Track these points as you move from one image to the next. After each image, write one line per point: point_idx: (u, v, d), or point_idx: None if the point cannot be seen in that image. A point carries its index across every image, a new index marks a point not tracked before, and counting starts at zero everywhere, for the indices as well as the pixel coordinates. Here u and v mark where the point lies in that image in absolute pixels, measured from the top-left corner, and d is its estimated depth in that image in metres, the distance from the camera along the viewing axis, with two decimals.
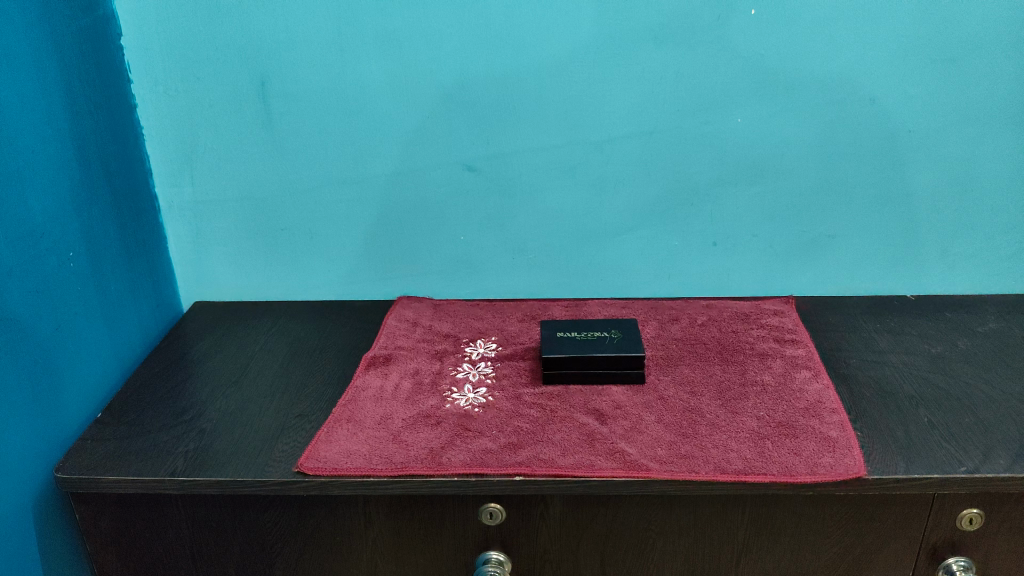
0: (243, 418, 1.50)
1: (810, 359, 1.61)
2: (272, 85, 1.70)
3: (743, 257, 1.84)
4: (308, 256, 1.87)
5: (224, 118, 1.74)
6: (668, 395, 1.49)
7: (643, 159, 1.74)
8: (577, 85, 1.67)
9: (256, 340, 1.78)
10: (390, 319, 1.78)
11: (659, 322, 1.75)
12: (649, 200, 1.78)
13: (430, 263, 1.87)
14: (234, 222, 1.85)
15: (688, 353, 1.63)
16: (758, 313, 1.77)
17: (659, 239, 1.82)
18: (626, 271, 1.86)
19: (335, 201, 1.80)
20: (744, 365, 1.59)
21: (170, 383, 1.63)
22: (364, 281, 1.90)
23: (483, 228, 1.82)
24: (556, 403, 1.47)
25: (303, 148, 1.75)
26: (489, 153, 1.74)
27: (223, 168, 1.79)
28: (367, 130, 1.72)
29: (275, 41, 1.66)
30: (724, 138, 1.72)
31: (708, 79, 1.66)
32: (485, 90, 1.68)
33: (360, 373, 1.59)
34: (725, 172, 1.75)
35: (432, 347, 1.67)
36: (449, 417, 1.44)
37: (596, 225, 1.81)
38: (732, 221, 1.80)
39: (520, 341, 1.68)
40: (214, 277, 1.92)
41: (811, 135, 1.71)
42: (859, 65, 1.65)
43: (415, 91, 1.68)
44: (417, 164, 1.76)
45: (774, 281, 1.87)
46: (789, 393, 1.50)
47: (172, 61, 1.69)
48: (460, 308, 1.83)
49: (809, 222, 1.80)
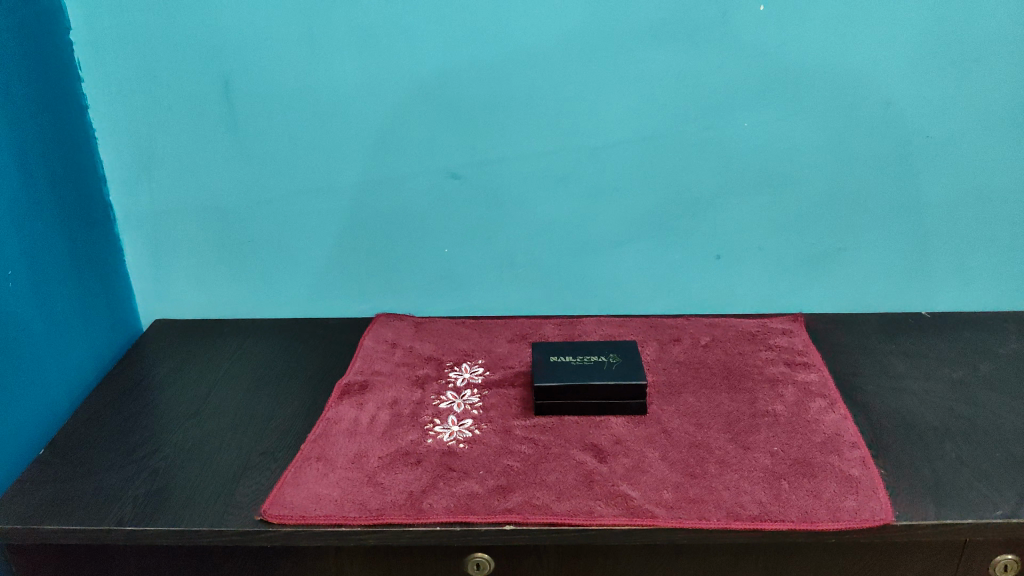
0: (202, 455, 1.35)
1: (824, 385, 1.48)
2: (236, 85, 1.54)
3: (749, 271, 1.71)
4: (278, 270, 1.72)
5: (184, 120, 1.58)
6: (673, 428, 1.35)
7: (642, 166, 1.59)
8: (570, 86, 1.52)
9: (221, 364, 1.62)
10: (366, 341, 1.63)
11: (659, 343, 1.61)
12: (647, 211, 1.64)
13: (411, 277, 1.72)
14: (197, 234, 1.69)
15: (692, 378, 1.50)
16: (766, 333, 1.64)
17: (659, 252, 1.68)
18: (623, 286, 1.72)
19: (307, 210, 1.65)
20: (753, 393, 1.46)
21: (122, 415, 1.47)
22: (339, 296, 1.75)
23: (468, 241, 1.68)
24: (550, 438, 1.33)
25: (270, 153, 1.60)
26: (476, 159, 1.59)
27: (184, 175, 1.63)
28: (342, 133, 1.57)
29: (239, 34, 1.50)
30: (730, 145, 1.57)
31: (713, 80, 1.51)
32: (470, 90, 1.53)
33: (333, 403, 1.44)
34: (731, 181, 1.61)
35: (413, 372, 1.52)
36: (431, 455, 1.29)
37: (590, 238, 1.67)
38: (738, 234, 1.66)
39: (509, 364, 1.54)
40: (176, 293, 1.76)
41: (822, 143, 1.57)
42: (878, 65, 1.50)
43: (393, 90, 1.53)
44: (398, 171, 1.61)
45: (781, 297, 1.74)
46: (803, 425, 1.37)
47: (125, 57, 1.52)
48: (444, 327, 1.68)
49: (819, 234, 1.66)
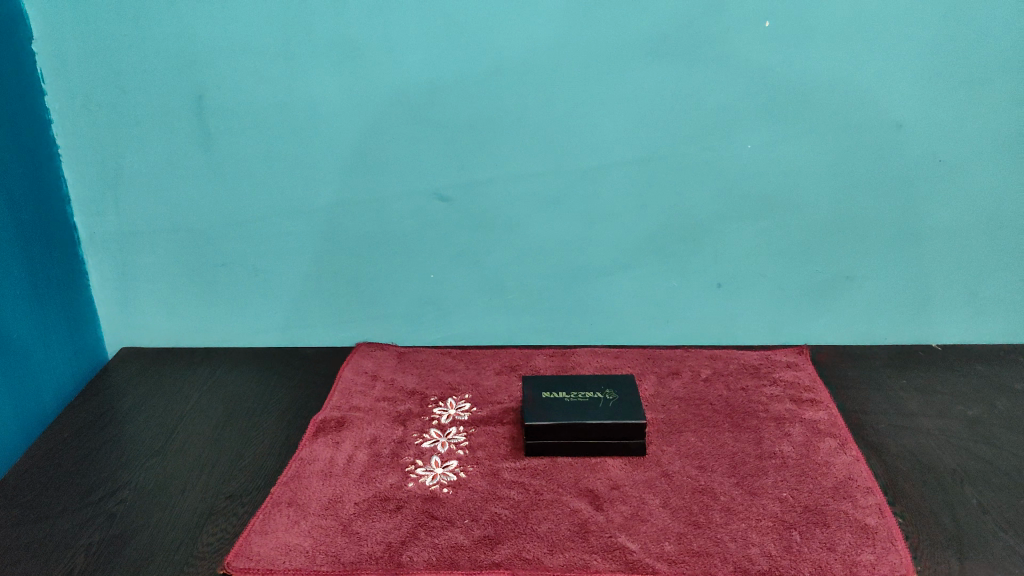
0: (163, 499, 1.23)
1: (833, 424, 1.39)
2: (209, 99, 1.44)
3: (751, 300, 1.62)
4: (254, 296, 1.62)
5: (154, 137, 1.48)
6: (674, 472, 1.26)
7: (639, 189, 1.51)
8: (563, 105, 1.43)
9: (189, 396, 1.52)
10: (345, 372, 1.53)
11: (658, 377, 1.52)
12: (645, 236, 1.55)
13: (395, 305, 1.63)
14: (167, 256, 1.59)
15: (693, 416, 1.40)
16: (770, 367, 1.56)
17: (656, 279, 1.59)
18: (618, 315, 1.63)
19: (285, 233, 1.55)
20: (758, 432, 1.36)
21: (79, 453, 1.36)
22: (318, 324, 1.65)
23: (456, 266, 1.58)
24: (542, 482, 1.23)
25: (246, 172, 1.50)
26: (464, 180, 1.50)
27: (154, 195, 1.53)
28: (322, 151, 1.48)
29: (212, 46, 1.40)
30: (732, 168, 1.49)
31: (715, 99, 1.43)
32: (457, 107, 1.44)
33: (307, 442, 1.33)
34: (732, 206, 1.52)
35: (395, 408, 1.42)
36: (412, 501, 1.19)
37: (584, 264, 1.58)
38: (739, 261, 1.58)
39: (498, 400, 1.44)
40: (145, 320, 1.66)
41: (829, 166, 1.49)
42: (887, 86, 1.42)
43: (376, 106, 1.44)
44: (381, 192, 1.51)
45: (784, 329, 1.66)
46: (813, 468, 1.28)
47: (90, 69, 1.42)
48: (429, 358, 1.59)
49: (824, 261, 1.58)
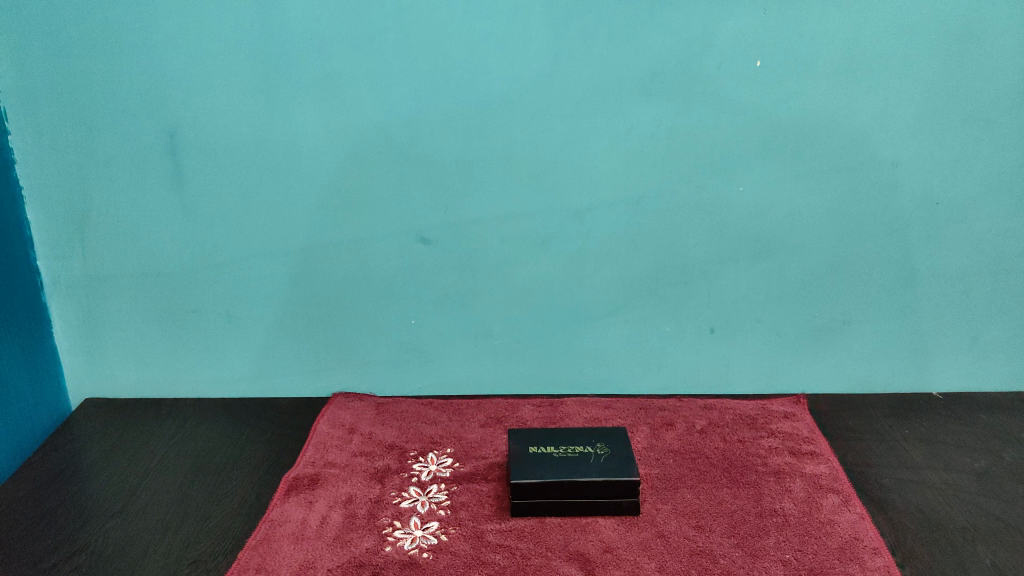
0: (119, 565, 1.13)
1: (835, 479, 1.32)
2: (183, 138, 1.38)
3: (746, 346, 1.56)
4: (226, 343, 1.54)
5: (124, 177, 1.41)
6: (670, 533, 1.18)
7: (629, 231, 1.46)
8: (551, 144, 1.39)
9: (154, 450, 1.42)
10: (321, 426, 1.45)
11: (650, 429, 1.45)
12: (636, 279, 1.49)
13: (374, 352, 1.55)
14: (136, 302, 1.51)
15: (688, 470, 1.33)
16: (767, 417, 1.49)
17: (647, 324, 1.54)
18: (608, 363, 1.57)
19: (261, 277, 1.48)
20: (758, 488, 1.29)
21: (32, 513, 1.25)
22: (293, 373, 1.57)
23: (439, 311, 1.52)
24: (529, 545, 1.14)
25: (220, 213, 1.44)
26: (448, 221, 1.44)
27: (123, 237, 1.46)
28: (300, 192, 1.42)
29: (186, 82, 1.34)
30: (725, 209, 1.44)
31: (707, 139, 1.39)
32: (442, 147, 1.38)
33: (279, 501, 1.24)
34: (725, 248, 1.47)
35: (373, 464, 1.33)
36: (389, 567, 1.10)
37: (573, 309, 1.52)
38: (733, 306, 1.52)
39: (482, 454, 1.36)
40: (110, 369, 1.57)
41: (824, 207, 1.45)
42: (882, 126, 1.39)
43: (356, 145, 1.38)
44: (362, 234, 1.45)
45: (779, 376, 1.59)
46: (816, 527, 1.21)
47: (58, 107, 1.36)
48: (410, 410, 1.51)
49: (821, 306, 1.53)
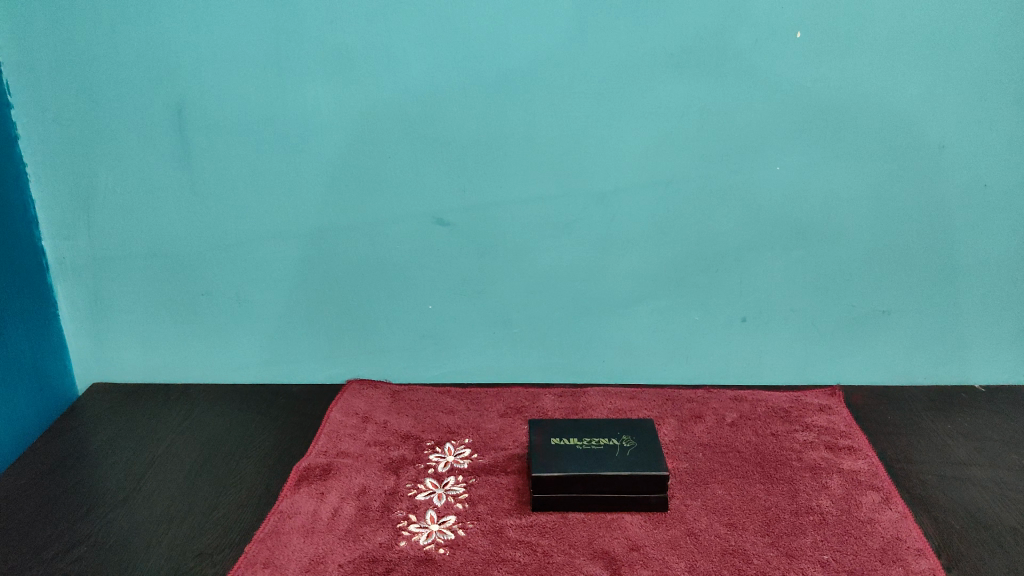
0: (123, 558, 1.08)
1: (875, 476, 1.25)
2: (191, 113, 1.33)
3: (778, 336, 1.49)
4: (236, 328, 1.49)
5: (130, 155, 1.36)
6: (701, 531, 1.11)
7: (658, 215, 1.38)
8: (577, 122, 1.31)
9: (162, 437, 1.37)
10: (334, 414, 1.39)
11: (678, 421, 1.38)
12: (664, 265, 1.42)
13: (390, 338, 1.49)
14: (143, 285, 1.46)
15: (719, 465, 1.26)
16: (801, 410, 1.42)
17: (675, 312, 1.46)
18: (633, 352, 1.50)
19: (272, 259, 1.43)
20: (793, 484, 1.22)
21: (35, 500, 1.21)
22: (306, 360, 1.52)
23: (457, 297, 1.45)
24: (551, 541, 1.08)
25: (229, 193, 1.38)
26: (467, 203, 1.37)
27: (129, 218, 1.41)
28: (313, 171, 1.36)
29: (194, 56, 1.29)
30: (760, 192, 1.37)
31: (741, 117, 1.31)
32: (461, 125, 1.32)
33: (289, 492, 1.19)
34: (759, 233, 1.40)
35: (387, 454, 1.28)
36: (403, 563, 1.04)
37: (597, 296, 1.45)
38: (766, 294, 1.45)
39: (502, 445, 1.30)
40: (118, 354, 1.52)
41: (865, 190, 1.37)
42: (929, 103, 1.31)
43: (371, 122, 1.32)
44: (377, 216, 1.39)
45: (813, 368, 1.52)
46: (856, 527, 1.14)
47: (63, 81, 1.31)
48: (426, 399, 1.45)
49: (859, 294, 1.45)
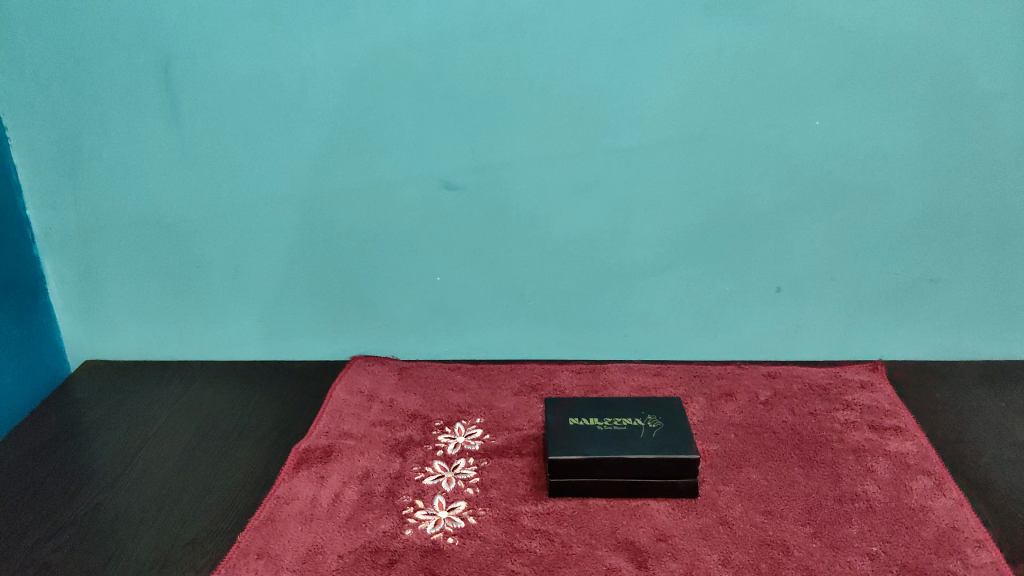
0: (105, 548, 0.99)
1: (925, 459, 1.14)
2: (179, 70, 1.23)
3: (815, 307, 1.37)
4: (235, 301, 1.40)
5: (116, 115, 1.27)
6: (735, 519, 1.01)
7: (685, 175, 1.27)
8: (596, 74, 1.20)
9: (155, 416, 1.29)
10: (338, 392, 1.30)
11: (707, 399, 1.28)
12: (691, 230, 1.31)
13: (397, 312, 1.40)
14: (135, 255, 1.38)
15: (753, 446, 1.16)
16: (841, 387, 1.31)
17: (703, 282, 1.35)
18: (658, 325, 1.40)
19: (270, 227, 1.34)
20: (835, 468, 1.11)
21: (18, 484, 1.13)
22: (309, 334, 1.43)
23: (468, 266, 1.35)
24: (571, 530, 0.99)
25: (222, 156, 1.29)
26: (478, 164, 1.27)
27: (117, 183, 1.32)
28: (312, 131, 1.26)
29: (180, 5, 1.19)
30: (798, 149, 1.25)
31: (779, 66, 1.19)
32: (471, 78, 1.21)
33: (287, 475, 1.10)
34: (795, 195, 1.28)
35: (393, 435, 1.19)
36: (408, 554, 0.95)
37: (618, 264, 1.34)
38: (802, 262, 1.33)
39: (516, 425, 1.20)
40: (111, 329, 1.44)
41: (913, 145, 1.24)
42: (988, 48, 1.18)
43: (372, 76, 1.21)
44: (380, 179, 1.29)
45: (853, 341, 1.41)
46: (907, 515, 1.03)
47: (42, 36, 1.22)
48: (435, 376, 1.36)
49: (904, 261, 1.33)
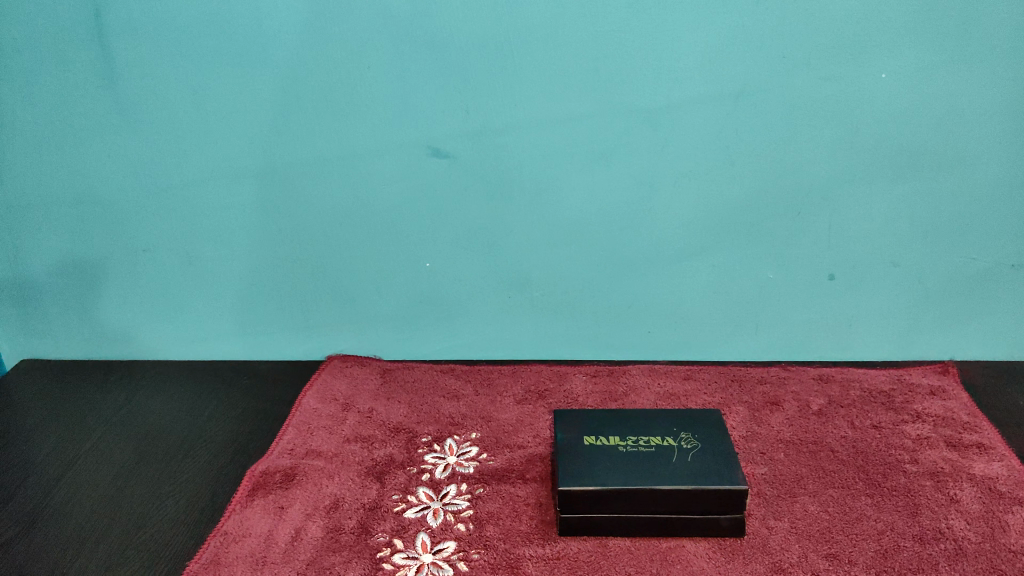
0: None
1: (1021, 484, 0.92)
2: (111, 14, 1.02)
3: (874, 299, 1.16)
4: (192, 292, 1.21)
5: (41, 70, 1.06)
6: (792, 566, 0.80)
7: (723, 139, 1.05)
8: (617, 15, 0.98)
9: (93, 428, 1.09)
10: (309, 400, 1.11)
11: (749, 410, 1.07)
12: (729, 206, 1.10)
13: (381, 304, 1.20)
14: (73, 237, 1.17)
15: (808, 470, 0.95)
16: (906, 395, 1.10)
17: (741, 269, 1.14)
18: (687, 320, 1.19)
19: (229, 205, 1.13)
20: (911, 497, 0.90)
21: None
22: (279, 331, 1.23)
23: (462, 251, 1.15)
24: None
25: (169, 118, 1.08)
26: (472, 128, 1.06)
27: (48, 153, 1.11)
28: (273, 86, 1.04)
29: None
30: (861, 106, 1.03)
31: (842, 4, 0.97)
32: (463, 21, 0.99)
33: (237, 506, 0.90)
34: (855, 164, 1.06)
35: (370, 454, 0.98)
36: None
37: (641, 248, 1.13)
38: (861, 245, 1.12)
39: (519, 442, 1.00)
40: (50, 324, 1.24)
41: (1003, 103, 1.02)
42: None
43: (344, 19, 1.00)
44: (356, 144, 1.08)
45: (917, 339, 1.19)
46: (1008, 560, 0.81)
47: None
48: (425, 380, 1.16)
49: (983, 244, 1.12)
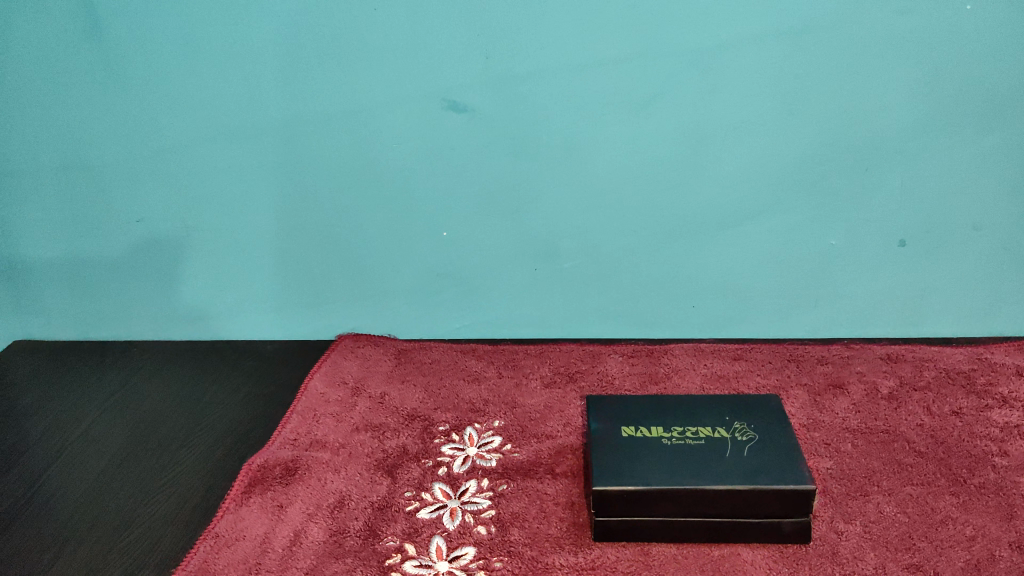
0: None
1: None
2: None
3: (950, 267, 1.03)
4: (192, 267, 1.11)
5: (14, 22, 0.96)
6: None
7: (781, 86, 0.91)
8: None
9: (84, 415, 1.01)
10: (316, 385, 1.01)
11: (809, 395, 0.95)
12: (786, 162, 0.96)
13: (396, 278, 1.09)
14: (61, 209, 1.08)
15: (882, 464, 0.82)
16: (990, 377, 0.96)
17: (799, 235, 1.01)
18: (736, 292, 1.06)
19: (227, 171, 1.03)
20: (1006, 495, 0.77)
21: None
22: (287, 308, 1.14)
23: (484, 218, 1.03)
24: None
25: (157, 75, 0.97)
26: (493, 77, 0.93)
27: (29, 114, 1.02)
28: (269, 34, 0.93)
29: None
30: (945, 43, 0.88)
31: None
32: None
33: (232, 504, 0.80)
34: (935, 112, 0.92)
35: (382, 445, 0.88)
36: None
37: (684, 211, 1.01)
38: (937, 205, 0.98)
39: (548, 431, 0.89)
40: (43, 304, 1.16)
41: None
42: None
43: None
44: (364, 99, 0.96)
45: (997, 312, 1.06)
46: None
47: None
48: (444, 361, 1.05)
49: None
